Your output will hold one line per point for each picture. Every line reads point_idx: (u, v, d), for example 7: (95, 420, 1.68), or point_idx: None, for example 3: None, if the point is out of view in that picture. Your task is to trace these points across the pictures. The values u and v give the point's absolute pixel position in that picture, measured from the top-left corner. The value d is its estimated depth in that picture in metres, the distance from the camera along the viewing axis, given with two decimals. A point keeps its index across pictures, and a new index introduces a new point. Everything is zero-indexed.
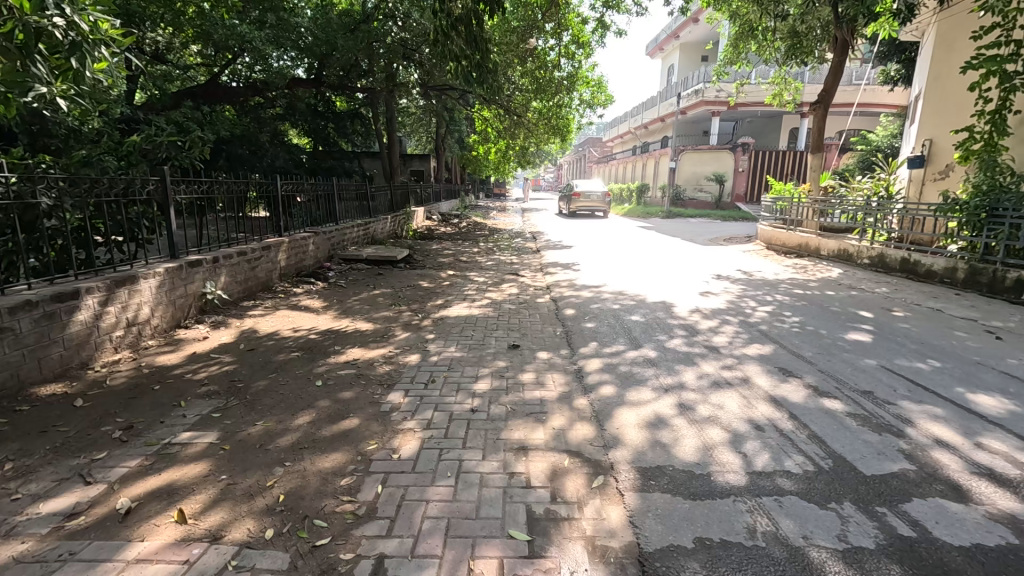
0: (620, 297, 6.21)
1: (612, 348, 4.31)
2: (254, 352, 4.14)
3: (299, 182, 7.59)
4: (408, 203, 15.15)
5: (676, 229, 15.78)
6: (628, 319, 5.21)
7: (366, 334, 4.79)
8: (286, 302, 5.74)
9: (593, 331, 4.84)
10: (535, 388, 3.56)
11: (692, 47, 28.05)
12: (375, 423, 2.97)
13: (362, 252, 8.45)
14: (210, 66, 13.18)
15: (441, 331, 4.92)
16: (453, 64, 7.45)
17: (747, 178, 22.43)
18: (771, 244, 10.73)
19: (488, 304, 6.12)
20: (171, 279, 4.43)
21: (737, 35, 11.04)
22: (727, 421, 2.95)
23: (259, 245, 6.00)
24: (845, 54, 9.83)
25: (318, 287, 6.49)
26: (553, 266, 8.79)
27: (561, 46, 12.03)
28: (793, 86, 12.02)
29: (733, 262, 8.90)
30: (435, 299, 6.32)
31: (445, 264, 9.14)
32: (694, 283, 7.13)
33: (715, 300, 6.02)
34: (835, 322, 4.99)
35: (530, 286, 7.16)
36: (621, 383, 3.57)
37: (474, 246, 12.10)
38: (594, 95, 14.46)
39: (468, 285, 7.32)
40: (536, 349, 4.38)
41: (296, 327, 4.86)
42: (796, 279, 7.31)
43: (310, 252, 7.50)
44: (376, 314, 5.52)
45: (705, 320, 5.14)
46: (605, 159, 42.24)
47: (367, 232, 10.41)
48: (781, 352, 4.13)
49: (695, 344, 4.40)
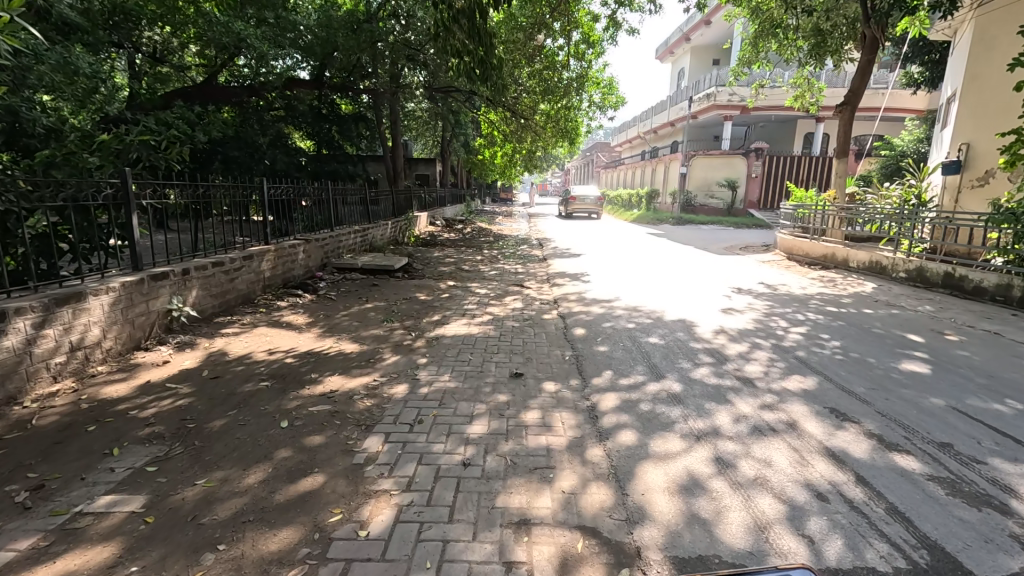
0: (635, 315, 5.63)
1: (630, 379, 3.74)
2: (218, 381, 3.60)
3: (293, 186, 7.11)
4: (410, 208, 14.66)
5: (688, 236, 15.20)
6: (646, 342, 4.64)
7: (351, 358, 4.24)
8: (268, 317, 5.23)
9: (607, 356, 4.27)
10: (540, 433, 2.99)
11: (704, 50, 27.52)
12: (344, 483, 2.42)
13: (357, 261, 7.95)
14: (209, 66, 12.81)
15: (435, 354, 4.36)
16: (455, 60, 6.94)
17: (759, 184, 21.71)
18: (791, 254, 10.12)
19: (489, 321, 5.56)
20: (129, 294, 3.92)
21: (757, 34, 10.46)
22: (779, 486, 2.37)
23: (240, 255, 5.50)
24: (874, 52, 9.18)
25: (305, 300, 5.98)
26: (561, 277, 8.25)
27: (570, 46, 11.55)
28: (817, 87, 11.38)
29: (753, 274, 8.31)
30: (432, 315, 5.78)
31: (446, 273, 8.62)
32: (715, 297, 6.54)
33: (741, 318, 5.42)
34: (883, 349, 4.38)
35: (536, 300, 6.61)
36: (643, 428, 2.99)
37: (477, 253, 11.57)
38: (605, 97, 13.93)
39: (470, 298, 6.78)
40: (541, 380, 3.82)
41: (271, 350, 4.32)
42: (827, 294, 6.71)
43: (300, 260, 7.00)
44: (365, 333, 4.99)
45: (733, 344, 4.55)
46: (613, 164, 41.82)
47: (365, 239, 9.93)
48: (829, 386, 3.54)
49: (726, 375, 3.81)
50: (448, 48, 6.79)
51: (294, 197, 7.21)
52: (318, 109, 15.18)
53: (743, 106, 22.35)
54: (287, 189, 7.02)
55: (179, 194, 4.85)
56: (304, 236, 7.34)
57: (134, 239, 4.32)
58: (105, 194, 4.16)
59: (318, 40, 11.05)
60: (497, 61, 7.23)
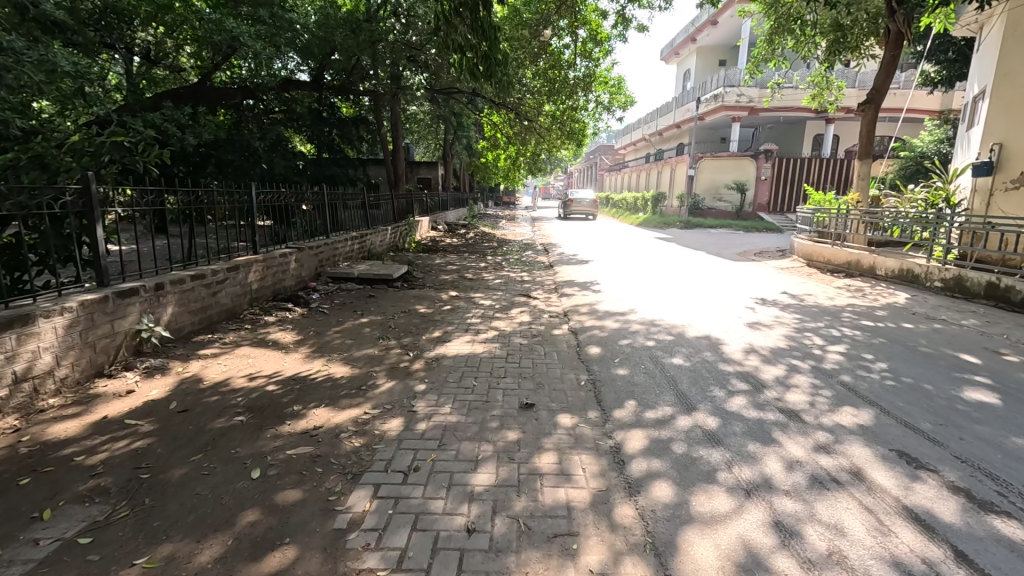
0: (654, 331, 5.16)
1: (656, 412, 3.27)
2: (185, 416, 3.14)
3: (285, 191, 6.68)
4: (411, 212, 14.22)
5: (698, 241, 14.75)
6: (670, 364, 4.17)
7: (340, 384, 3.78)
8: (253, 335, 4.78)
9: (629, 383, 3.79)
10: (558, 485, 2.51)
11: (709, 51, 27.13)
12: (319, 560, 1.96)
13: (353, 270, 7.50)
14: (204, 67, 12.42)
15: (435, 380, 3.90)
16: (457, 55, 6.51)
17: (769, 187, 21.27)
18: (810, 260, 9.62)
19: (494, 338, 5.10)
20: (90, 315, 3.46)
21: (772, 30, 10.00)
22: (862, 566, 1.90)
23: (224, 266, 5.04)
24: (900, 49, 8.73)
25: (295, 315, 5.52)
26: (570, 286, 7.79)
27: (577, 44, 11.20)
28: (836, 85, 10.83)
29: (774, 283, 7.83)
30: (432, 330, 5.32)
31: (448, 282, 8.18)
32: (737, 309, 6.07)
33: (771, 336, 4.95)
34: (939, 372, 3.90)
35: (544, 312, 6.16)
36: (681, 479, 2.51)
37: (480, 260, 11.12)
38: (613, 97, 13.47)
39: (473, 310, 6.31)
40: (556, 412, 3.35)
41: (252, 375, 3.86)
42: (858, 305, 6.24)
43: (293, 270, 6.56)
44: (359, 353, 4.53)
45: (768, 367, 4.07)
46: (617, 167, 41.44)
47: (364, 245, 9.48)
48: (889, 422, 3.06)
49: (766, 407, 3.33)
50: (449, 42, 6.34)
51: (288, 203, 6.79)
52: (318, 112, 14.78)
53: (751, 107, 21.90)
54: (281, 194, 6.60)
55: (178, 200, 4.68)
56: (298, 244, 6.89)
57: (99, 252, 3.85)
58: (66, 201, 3.67)
59: (315, 38, 10.56)
60: (502, 57, 6.79)
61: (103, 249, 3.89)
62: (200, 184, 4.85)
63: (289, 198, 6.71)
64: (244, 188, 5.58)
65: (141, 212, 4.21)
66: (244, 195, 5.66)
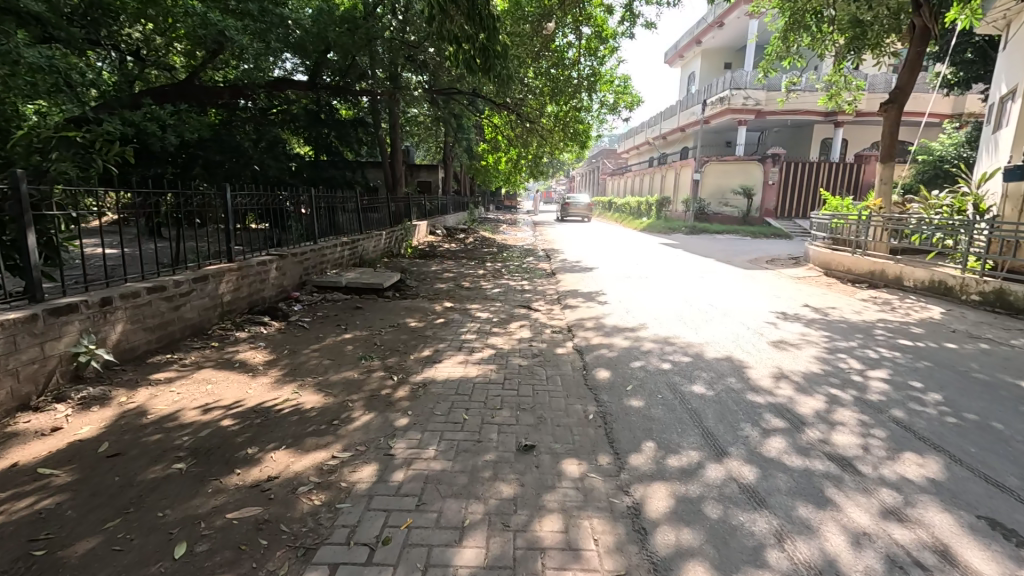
0: (668, 352, 4.62)
1: (681, 459, 2.74)
2: (114, 461, 2.61)
3: (264, 193, 6.20)
4: (409, 216, 13.73)
5: (705, 247, 14.22)
6: (691, 394, 3.63)
7: (310, 418, 3.25)
8: (219, 354, 4.26)
9: (645, 419, 3.25)
10: (564, 566, 1.98)
11: (715, 53, 26.68)
12: None
13: (341, 278, 6.98)
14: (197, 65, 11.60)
15: (420, 413, 3.36)
16: (453, 47, 6.02)
17: (776, 192, 20.70)
18: (828, 269, 9.08)
19: (491, 357, 4.56)
20: (12, 337, 2.94)
21: (786, 28, 9.43)
22: None
23: (190, 277, 4.52)
24: (926, 44, 8.11)
25: (270, 330, 4.99)
26: (574, 297, 7.27)
27: (581, 42, 10.87)
28: (855, 84, 10.17)
29: (793, 294, 7.30)
30: (422, 348, 4.79)
31: (444, 291, 7.66)
32: (758, 324, 5.54)
33: (800, 358, 4.41)
34: (1006, 407, 3.35)
35: (547, 327, 5.63)
36: (721, 560, 1.98)
37: (479, 266, 10.61)
38: (619, 97, 12.99)
39: (468, 324, 5.79)
40: (560, 457, 2.82)
41: (209, 406, 3.33)
42: (890, 321, 5.70)
43: (274, 279, 6.05)
44: (336, 377, 4.00)
45: (804, 399, 3.53)
46: (619, 171, 40.92)
47: (355, 252, 8.98)
48: (966, 476, 2.52)
49: (811, 452, 2.78)
50: (445, 33, 5.84)
51: (268, 207, 6.32)
52: (315, 113, 14.31)
53: (757, 110, 21.42)
54: (259, 197, 6.15)
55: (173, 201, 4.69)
56: (280, 251, 6.41)
57: (31, 262, 3.33)
58: None
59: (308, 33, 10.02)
60: (501, 49, 6.29)
61: (36, 257, 3.39)
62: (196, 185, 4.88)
63: (268, 201, 6.25)
64: (224, 191, 5.34)
65: (135, 213, 4.19)
66: (224, 200, 5.41)
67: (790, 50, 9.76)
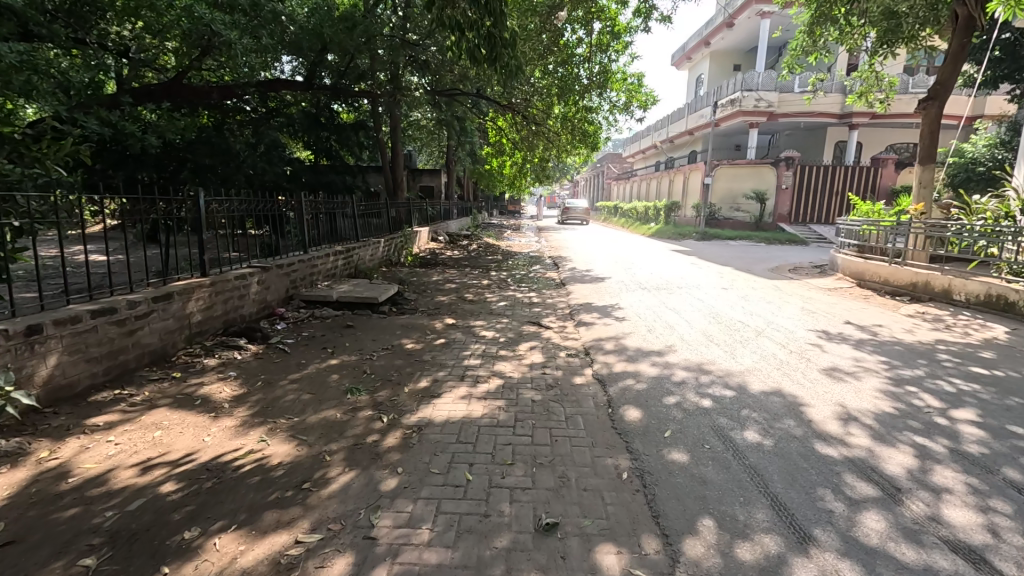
0: (706, 383, 3.96)
1: (754, 547, 2.08)
2: (2, 556, 1.97)
3: (243, 199, 5.61)
4: (409, 221, 13.10)
5: (719, 254, 13.59)
6: (746, 444, 2.96)
7: (274, 478, 2.61)
8: (178, 388, 3.61)
9: (695, 481, 2.58)
10: None
11: (724, 56, 26.14)
12: None
13: (332, 292, 6.35)
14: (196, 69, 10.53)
15: (414, 472, 2.70)
16: (456, 35, 5.41)
17: (790, 197, 20.01)
18: (862, 279, 8.38)
19: (499, 390, 3.90)
20: None
21: (811, 20, 8.80)
22: None
23: (151, 295, 3.91)
24: (969, 35, 7.49)
25: (247, 356, 4.36)
26: (588, 312, 6.62)
27: (591, 38, 10.49)
28: (886, 81, 9.26)
29: (830, 308, 6.62)
30: (419, 378, 4.14)
31: (445, 305, 7.02)
32: (801, 347, 4.86)
33: (864, 392, 3.74)
34: None
35: (561, 349, 4.98)
36: None
37: (484, 276, 9.97)
38: (631, 96, 12.38)
39: (472, 345, 5.13)
40: (592, 541, 2.16)
41: (152, 462, 2.69)
42: (951, 343, 5.03)
43: (255, 294, 5.41)
44: (315, 418, 3.34)
45: (888, 452, 2.84)
46: (624, 176, 40.25)
47: (351, 261, 8.36)
48: None
49: (925, 539, 2.11)
50: (445, 19, 5.25)
51: (246, 214, 5.72)
52: (314, 116, 13.75)
53: (769, 112, 20.76)
54: (235, 205, 5.55)
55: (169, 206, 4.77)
56: (261, 263, 5.78)
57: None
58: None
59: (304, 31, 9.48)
60: (509, 38, 5.69)
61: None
62: (195, 193, 4.93)
63: (248, 208, 5.66)
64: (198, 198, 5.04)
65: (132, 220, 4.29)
66: (195, 206, 4.97)
67: (817, 45, 9.14)
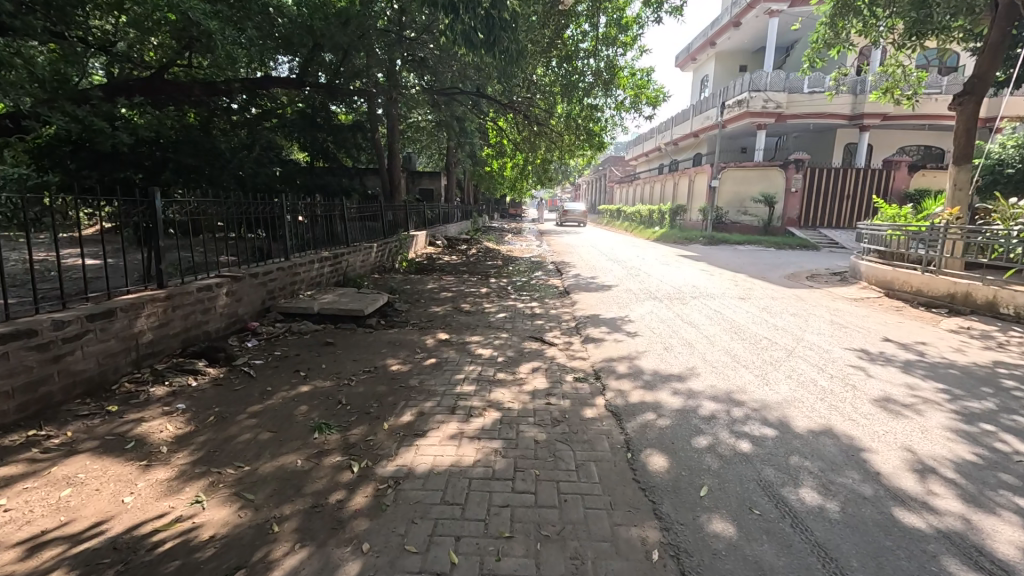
0: (742, 419, 3.33)
1: None
2: None
3: (207, 199, 5.02)
4: (405, 224, 12.50)
5: (729, 260, 12.96)
6: (808, 511, 2.33)
7: (196, 564, 1.98)
8: (109, 427, 3.00)
9: (750, 568, 1.98)
10: None
11: (729, 56, 25.59)
12: None
13: (313, 304, 5.76)
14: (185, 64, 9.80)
15: (382, 552, 2.09)
16: (450, 16, 4.83)
17: (799, 201, 19.35)
18: (892, 288, 7.74)
19: (495, 427, 3.28)
20: None
21: (834, 11, 8.19)
22: None
23: (101, 310, 3.41)
24: (1010, 24, 6.92)
25: (205, 381, 3.78)
26: (596, 325, 6.02)
27: (597, 32, 9.93)
28: (914, 76, 8.65)
29: (863, 322, 6.00)
30: (402, 410, 3.52)
31: (439, 317, 6.42)
32: (842, 372, 4.25)
33: (933, 431, 3.12)
34: None
35: (567, 372, 4.37)
36: None
37: (483, 283, 9.35)
38: (638, 94, 11.83)
39: (465, 367, 4.51)
40: None
41: (45, 540, 2.09)
42: (1012, 365, 4.42)
43: (223, 307, 4.83)
44: (267, 468, 2.72)
45: (991, 524, 2.22)
46: (627, 179, 39.70)
47: (339, 268, 7.76)
48: None
49: None
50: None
51: (213, 216, 5.13)
52: (310, 116, 13.23)
53: (778, 113, 20.19)
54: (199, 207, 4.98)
55: (169, 209, 4.55)
56: (231, 271, 5.20)
57: None
58: None
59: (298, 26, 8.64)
60: (508, 20, 5.11)
61: None
62: (155, 195, 4.38)
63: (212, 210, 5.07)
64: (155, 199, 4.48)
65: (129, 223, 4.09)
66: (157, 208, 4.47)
67: (840, 38, 8.52)
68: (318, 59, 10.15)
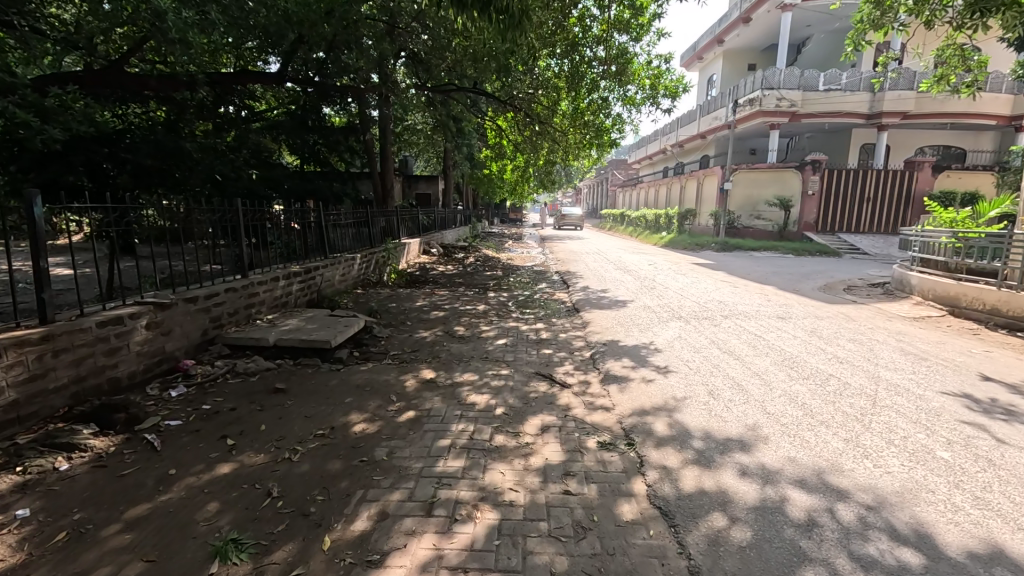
0: (859, 528, 2.23)
1: None
2: None
3: (185, 204, 4.35)
4: (398, 231, 11.46)
5: (752, 269, 11.86)
6: None
7: None
8: None
9: None
10: None
11: (738, 54, 24.66)
12: None
13: (270, 332, 4.69)
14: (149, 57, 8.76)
15: None
16: None
17: (816, 204, 18.26)
18: (958, 304, 6.63)
19: (491, 544, 2.18)
20: None
21: None
22: None
23: None
24: None
25: (79, 462, 2.69)
26: (618, 357, 4.93)
27: (610, 14, 8.91)
28: (974, 62, 7.61)
29: (945, 352, 4.91)
30: (355, 511, 2.41)
31: (425, 345, 5.33)
32: (962, 434, 3.14)
33: None
34: None
35: (588, 433, 3.27)
36: None
37: (480, 298, 8.27)
38: (655, 85, 10.84)
39: (453, 425, 3.40)
40: None
41: None
42: None
43: (141, 344, 3.73)
44: None
45: None
46: (631, 181, 38.66)
47: (314, 284, 6.72)
48: None
49: None
50: None
51: (189, 225, 4.43)
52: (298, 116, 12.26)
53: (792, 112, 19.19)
54: (154, 211, 4.12)
55: (157, 215, 4.07)
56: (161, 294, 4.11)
57: None
58: None
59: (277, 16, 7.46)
60: None
61: None
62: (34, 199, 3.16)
63: (161, 215, 4.12)
64: (127, 210, 3.88)
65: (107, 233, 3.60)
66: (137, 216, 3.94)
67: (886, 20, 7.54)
68: (298, 54, 9.12)
